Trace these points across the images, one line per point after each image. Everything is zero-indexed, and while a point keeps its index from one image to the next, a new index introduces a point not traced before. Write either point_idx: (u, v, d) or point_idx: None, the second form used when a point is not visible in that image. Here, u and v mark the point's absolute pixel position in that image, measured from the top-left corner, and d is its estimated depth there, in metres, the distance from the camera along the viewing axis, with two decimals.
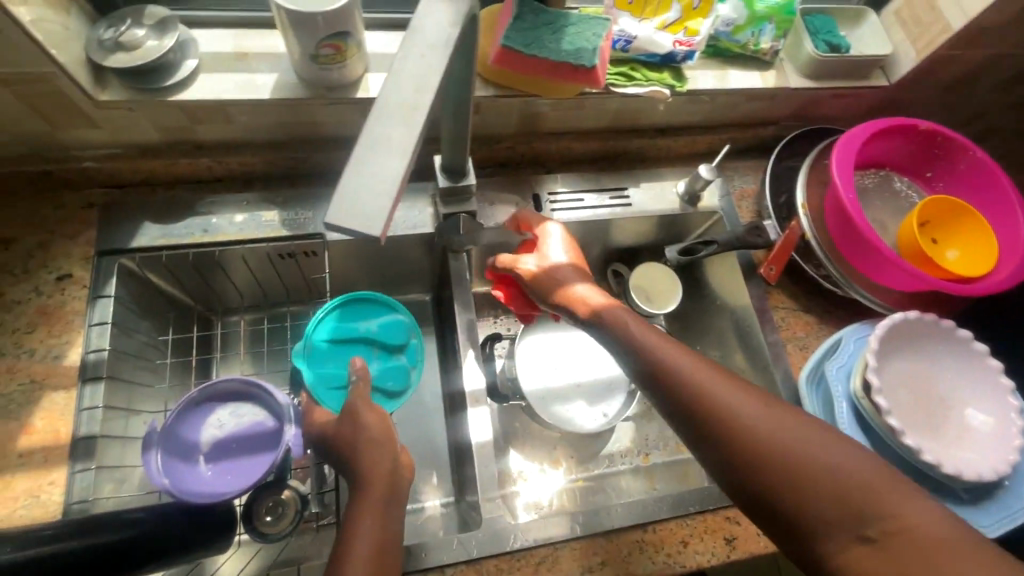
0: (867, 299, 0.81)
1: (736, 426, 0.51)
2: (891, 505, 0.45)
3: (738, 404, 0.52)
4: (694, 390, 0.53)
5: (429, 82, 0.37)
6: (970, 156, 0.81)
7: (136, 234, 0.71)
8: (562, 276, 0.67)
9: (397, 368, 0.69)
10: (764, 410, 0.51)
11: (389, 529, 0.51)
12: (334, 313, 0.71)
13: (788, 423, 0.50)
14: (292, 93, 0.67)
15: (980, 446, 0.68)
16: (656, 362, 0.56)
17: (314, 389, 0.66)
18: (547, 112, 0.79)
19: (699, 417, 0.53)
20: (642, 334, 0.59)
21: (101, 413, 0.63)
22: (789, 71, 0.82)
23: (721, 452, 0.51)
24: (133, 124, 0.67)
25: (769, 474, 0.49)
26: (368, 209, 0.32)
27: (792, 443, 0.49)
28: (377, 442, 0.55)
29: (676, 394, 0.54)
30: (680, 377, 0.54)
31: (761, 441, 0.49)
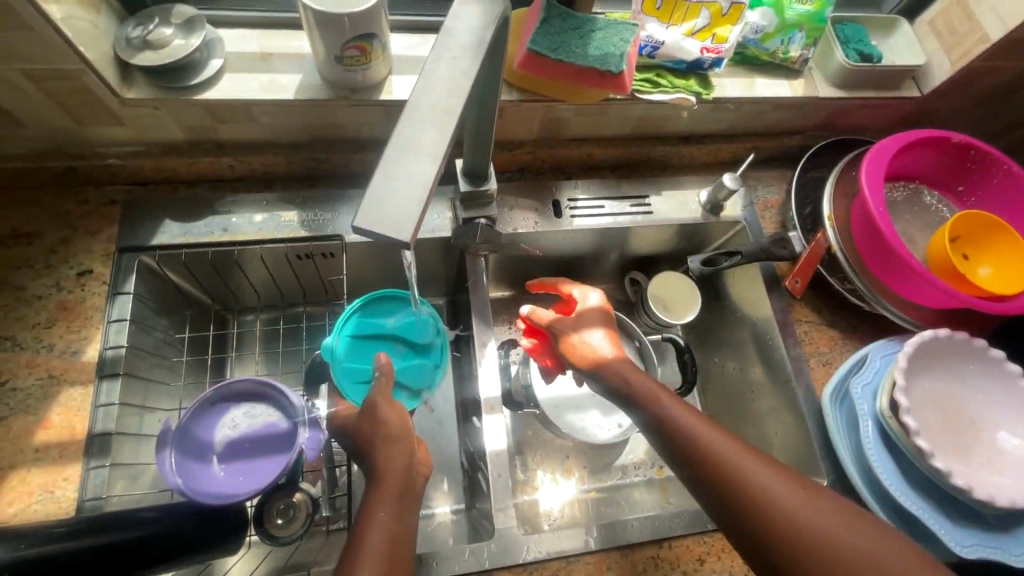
0: (895, 315, 0.79)
1: (765, 505, 0.50)
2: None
3: (767, 483, 0.51)
4: (722, 467, 0.53)
5: (461, 86, 0.36)
6: (1005, 170, 0.79)
7: (157, 232, 0.71)
8: (588, 337, 0.67)
9: (422, 367, 0.70)
10: (794, 489, 0.51)
11: (403, 522, 0.50)
12: (363, 309, 0.70)
13: (817, 504, 0.50)
14: (316, 94, 0.67)
15: (1013, 470, 0.66)
16: (679, 431, 0.56)
17: (341, 381, 0.66)
18: (570, 117, 0.78)
19: (722, 486, 0.52)
20: (669, 405, 0.58)
21: (116, 410, 0.63)
22: (818, 80, 0.81)
23: (745, 524, 0.51)
24: (157, 123, 0.68)
25: (798, 551, 0.48)
26: (398, 215, 0.31)
27: (820, 519, 0.49)
28: (392, 439, 0.55)
29: (702, 468, 0.54)
30: (707, 453, 0.54)
31: (790, 522, 0.49)
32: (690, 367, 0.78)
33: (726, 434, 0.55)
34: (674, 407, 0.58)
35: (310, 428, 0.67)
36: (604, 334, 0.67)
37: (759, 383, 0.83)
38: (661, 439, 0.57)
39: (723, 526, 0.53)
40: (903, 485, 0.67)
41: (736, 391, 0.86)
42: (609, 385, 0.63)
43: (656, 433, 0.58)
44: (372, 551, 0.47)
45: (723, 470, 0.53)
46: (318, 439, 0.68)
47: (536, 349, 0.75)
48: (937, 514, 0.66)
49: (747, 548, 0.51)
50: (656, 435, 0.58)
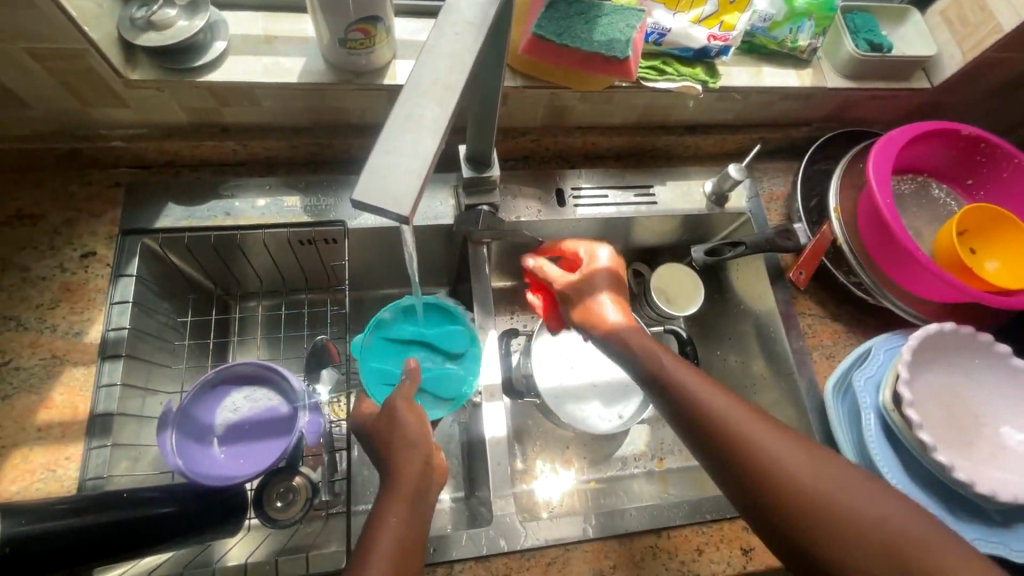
0: (900, 309, 0.78)
1: (768, 468, 0.50)
2: (932, 557, 0.44)
3: (775, 449, 0.51)
4: (731, 433, 0.52)
5: (463, 62, 0.36)
6: (1015, 163, 0.78)
7: (160, 215, 0.72)
8: (593, 298, 0.66)
9: (452, 375, 0.68)
10: (803, 456, 0.50)
11: (415, 526, 0.50)
12: (399, 313, 0.71)
13: (827, 473, 0.49)
14: (319, 78, 0.67)
15: (1016, 466, 0.65)
16: (683, 394, 0.56)
17: (368, 380, 0.66)
18: (575, 105, 0.77)
19: (727, 449, 0.52)
20: (673, 369, 0.58)
21: (119, 390, 0.63)
22: (826, 70, 0.80)
23: (748, 486, 0.51)
24: (161, 105, 0.68)
25: (799, 513, 0.48)
26: (398, 190, 0.31)
27: (823, 482, 0.49)
28: (408, 436, 0.55)
29: (707, 429, 0.53)
30: (711, 414, 0.53)
31: (792, 485, 0.49)
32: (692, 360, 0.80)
33: (739, 400, 0.55)
34: (682, 371, 0.57)
35: (311, 413, 0.68)
36: (612, 294, 0.66)
37: (762, 376, 0.82)
38: (669, 405, 0.57)
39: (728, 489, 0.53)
40: (905, 479, 0.67)
41: (739, 383, 0.86)
42: (617, 348, 0.63)
43: (663, 399, 0.58)
44: (379, 556, 0.47)
45: (732, 434, 0.52)
46: (318, 423, 0.68)
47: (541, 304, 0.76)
48: (939, 508, 0.65)
49: (753, 515, 0.51)
50: (663, 400, 0.58)
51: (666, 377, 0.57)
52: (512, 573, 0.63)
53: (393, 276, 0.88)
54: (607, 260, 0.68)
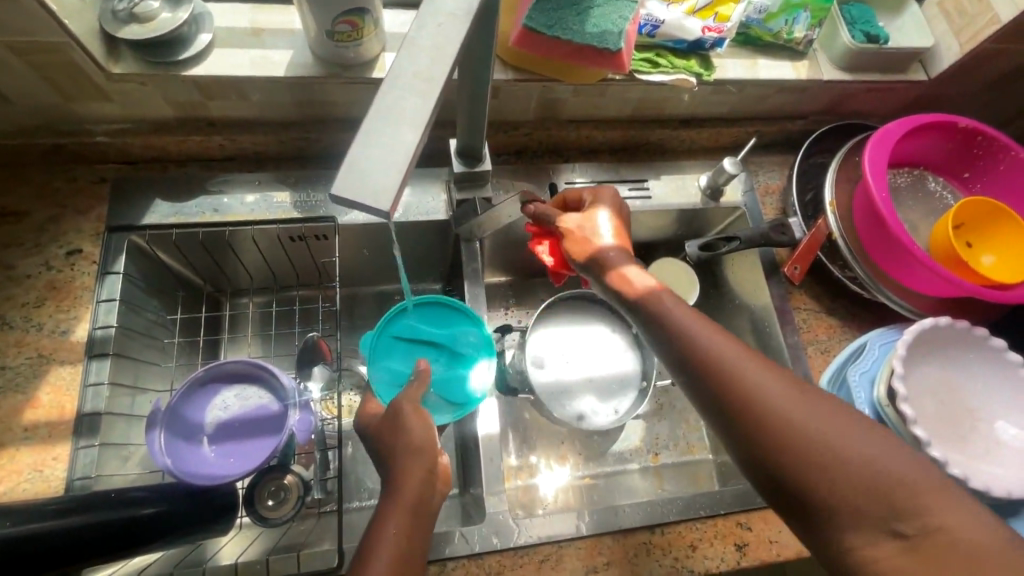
0: (896, 304, 0.77)
1: (759, 407, 0.50)
2: (924, 506, 0.43)
3: (764, 387, 0.51)
4: (721, 371, 0.52)
5: (446, 52, 0.35)
6: (1012, 156, 0.77)
7: (147, 211, 0.70)
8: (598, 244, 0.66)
9: (462, 382, 0.66)
10: (793, 393, 0.50)
11: (414, 532, 0.50)
12: (412, 311, 0.69)
13: (815, 410, 0.49)
14: (307, 72, 0.66)
15: (1010, 460, 0.65)
16: (681, 337, 0.56)
17: (375, 382, 0.65)
18: (568, 98, 0.76)
19: (720, 389, 0.52)
20: (674, 313, 0.58)
21: (106, 390, 0.63)
22: (822, 62, 0.79)
23: (741, 426, 0.51)
24: (146, 99, 0.66)
25: (789, 451, 0.48)
26: (377, 185, 0.30)
27: (813, 421, 0.48)
28: (410, 435, 0.55)
29: (701, 372, 0.54)
30: (706, 356, 0.54)
31: (783, 423, 0.49)
32: None
33: (732, 340, 0.54)
34: (678, 312, 0.58)
35: (301, 411, 0.68)
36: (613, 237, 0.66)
37: None
38: (665, 346, 0.57)
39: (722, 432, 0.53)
40: None
41: None
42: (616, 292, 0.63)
43: (659, 341, 0.58)
44: (381, 561, 0.47)
45: (722, 371, 0.52)
46: (308, 422, 0.68)
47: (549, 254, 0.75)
48: None
49: (741, 453, 0.51)
50: (659, 342, 0.58)
51: (663, 318, 0.58)
52: (506, 571, 0.63)
53: (385, 272, 0.87)
54: (611, 234, 0.67)
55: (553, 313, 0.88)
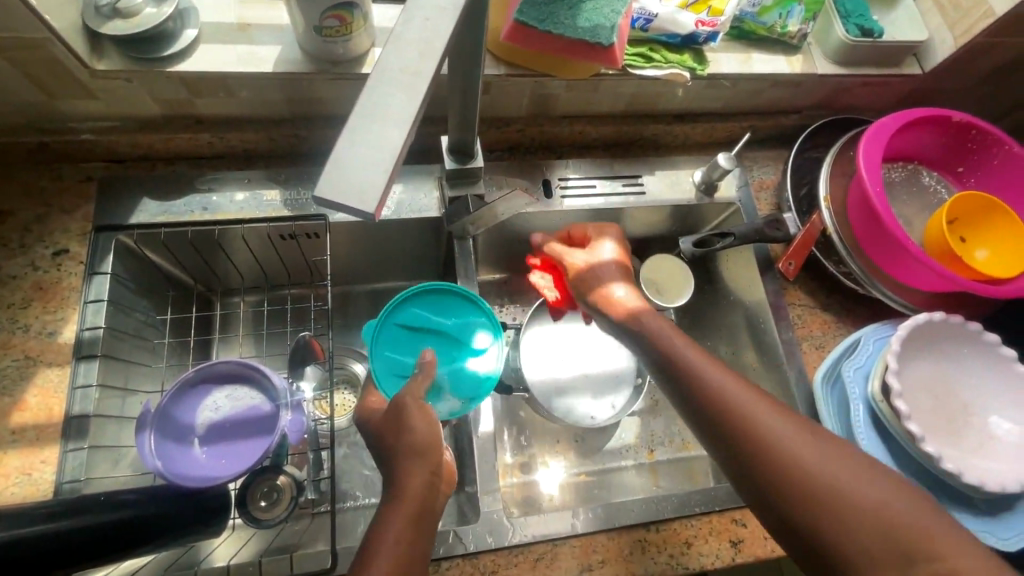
0: (890, 299, 0.77)
1: (773, 450, 0.51)
2: (937, 547, 0.44)
3: (773, 426, 0.52)
4: (734, 411, 0.53)
5: (434, 47, 0.34)
6: (1006, 150, 0.77)
7: (135, 210, 0.69)
8: (604, 281, 0.68)
9: (467, 374, 0.67)
10: (805, 437, 0.51)
11: (412, 532, 0.50)
12: (417, 299, 0.69)
13: (824, 451, 0.50)
14: (296, 68, 0.65)
15: (1005, 456, 0.65)
16: (693, 375, 0.57)
17: (377, 372, 0.64)
18: (561, 93, 0.76)
19: (732, 430, 0.53)
20: (684, 352, 0.59)
21: (95, 392, 0.62)
22: (816, 56, 0.78)
23: (754, 468, 0.51)
24: (131, 96, 0.65)
25: (803, 496, 0.48)
26: (362, 184, 0.30)
27: (826, 467, 0.49)
28: (403, 435, 0.54)
29: (714, 412, 0.54)
30: (719, 396, 0.55)
31: (796, 466, 0.49)
32: None
33: (743, 381, 0.56)
34: (686, 350, 0.59)
35: (293, 411, 0.67)
36: (620, 276, 0.69)
37: (752, 367, 0.82)
38: (672, 382, 0.59)
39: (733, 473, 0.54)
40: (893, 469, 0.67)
41: None
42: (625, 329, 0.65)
43: (667, 377, 0.59)
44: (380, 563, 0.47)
45: (731, 408, 0.54)
46: (300, 422, 0.68)
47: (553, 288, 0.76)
48: None
49: (748, 492, 0.52)
50: (666, 378, 0.59)
51: (671, 355, 0.59)
52: (500, 570, 0.63)
53: (378, 270, 0.86)
54: (613, 250, 0.71)
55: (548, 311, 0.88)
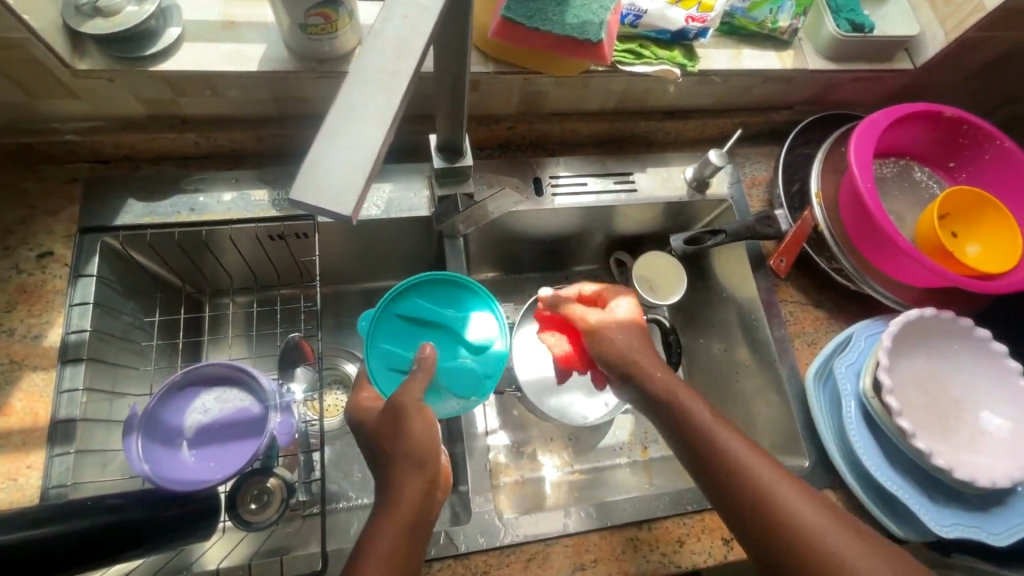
0: (881, 295, 0.77)
1: (796, 533, 0.50)
2: None
3: (797, 507, 0.51)
4: (757, 490, 0.53)
5: (415, 44, 0.33)
6: (997, 145, 0.77)
7: (121, 211, 0.69)
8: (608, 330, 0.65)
9: (466, 371, 0.64)
10: (829, 520, 0.51)
11: (402, 534, 0.49)
12: (425, 292, 0.70)
13: (848, 538, 0.50)
14: (281, 66, 0.64)
15: (996, 451, 0.65)
16: (713, 447, 0.55)
17: (373, 366, 0.64)
18: (551, 90, 0.75)
19: (755, 510, 0.52)
20: (706, 422, 0.57)
21: (81, 396, 0.61)
22: (807, 52, 0.78)
23: (775, 548, 0.51)
24: (114, 95, 0.64)
25: None
26: (340, 186, 0.29)
27: (852, 555, 0.48)
28: (393, 438, 0.54)
29: (736, 489, 0.53)
30: (740, 473, 0.54)
31: (820, 551, 0.49)
32: (673, 349, 0.82)
33: (766, 457, 0.55)
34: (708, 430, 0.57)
35: (282, 413, 0.67)
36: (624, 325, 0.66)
37: (745, 364, 0.81)
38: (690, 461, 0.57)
39: (750, 546, 0.53)
40: (884, 465, 0.67)
41: (723, 371, 0.85)
42: (653, 407, 0.61)
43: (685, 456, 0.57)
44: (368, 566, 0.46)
45: (753, 489, 0.53)
46: (290, 424, 0.67)
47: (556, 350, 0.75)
48: (917, 493, 0.66)
49: (767, 574, 0.52)
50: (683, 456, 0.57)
51: (694, 431, 0.57)
52: (492, 570, 0.62)
53: (369, 270, 0.86)
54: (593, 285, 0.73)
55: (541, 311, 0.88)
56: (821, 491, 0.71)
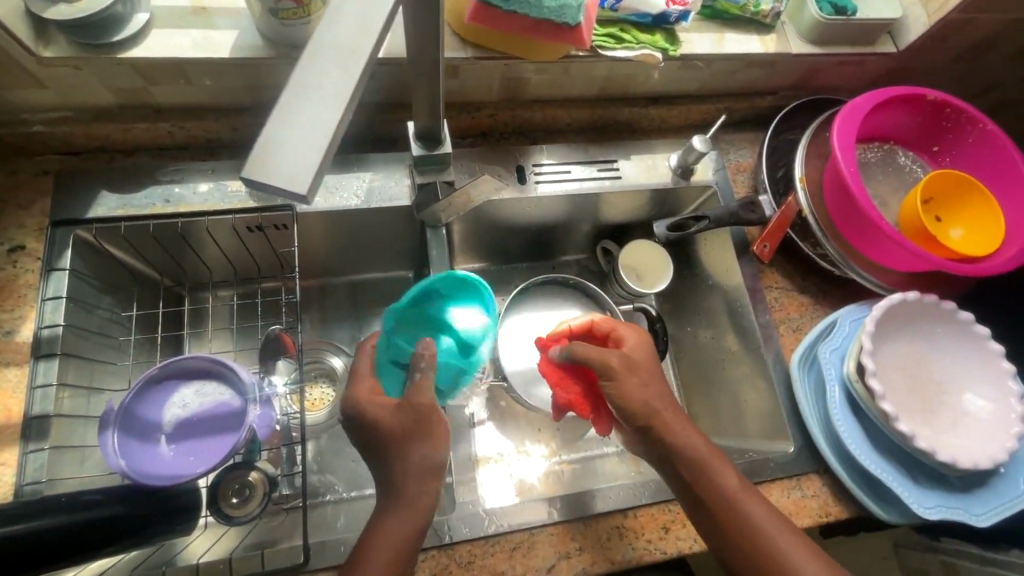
0: (865, 280, 0.77)
1: None
2: None
3: (802, 565, 0.55)
4: (765, 549, 0.56)
5: (370, 29, 0.35)
6: (980, 128, 0.77)
7: (94, 204, 0.67)
8: (622, 379, 0.61)
9: (450, 368, 0.65)
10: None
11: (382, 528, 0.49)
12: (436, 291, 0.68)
13: None
14: (254, 53, 0.63)
15: (978, 433, 0.65)
16: (722, 497, 0.58)
17: (380, 358, 0.63)
18: (532, 77, 0.74)
19: (759, 562, 0.56)
20: (721, 473, 0.59)
21: (55, 391, 0.60)
22: (790, 36, 0.77)
23: None
24: (83, 84, 0.63)
25: None
26: (293, 165, 0.32)
27: None
28: None
29: (745, 545, 0.56)
30: (749, 529, 0.57)
31: None
32: (660, 337, 0.82)
33: (775, 514, 0.58)
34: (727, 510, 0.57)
35: (263, 406, 0.65)
36: (640, 371, 0.62)
37: (732, 350, 0.81)
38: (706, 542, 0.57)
39: None
40: (868, 450, 0.67)
41: (710, 359, 0.84)
42: (663, 453, 0.61)
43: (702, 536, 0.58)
44: None
45: (764, 552, 0.56)
46: (269, 418, 0.65)
47: (563, 386, 0.68)
48: (901, 476, 0.66)
49: None
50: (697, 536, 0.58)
51: (716, 499, 0.58)
52: (477, 560, 0.62)
53: (352, 262, 0.85)
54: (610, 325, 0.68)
55: (528, 301, 0.87)
56: (807, 475, 0.71)
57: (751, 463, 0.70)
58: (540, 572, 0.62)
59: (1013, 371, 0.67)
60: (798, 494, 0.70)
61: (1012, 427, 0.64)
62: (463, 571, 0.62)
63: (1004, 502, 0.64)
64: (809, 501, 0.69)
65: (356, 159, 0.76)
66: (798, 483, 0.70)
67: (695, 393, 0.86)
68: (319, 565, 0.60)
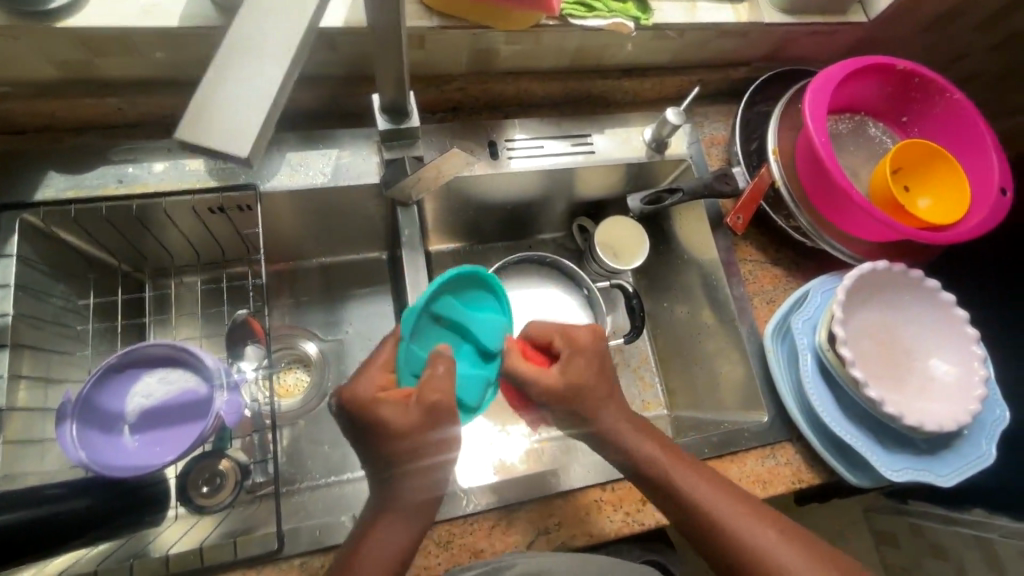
0: (836, 250, 0.78)
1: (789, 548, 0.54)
2: None
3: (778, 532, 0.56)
4: (717, 528, 0.55)
5: None
6: (948, 98, 0.77)
7: (41, 185, 0.64)
8: (559, 392, 0.60)
9: (483, 384, 0.63)
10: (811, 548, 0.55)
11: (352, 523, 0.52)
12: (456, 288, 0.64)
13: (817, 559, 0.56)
14: (204, 21, 0.59)
15: (944, 396, 0.67)
16: (660, 473, 0.58)
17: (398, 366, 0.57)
18: (501, 48, 0.72)
19: (716, 540, 0.55)
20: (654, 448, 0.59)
21: (7, 383, 0.57)
22: (762, 5, 0.76)
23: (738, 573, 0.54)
24: (22, 56, 0.59)
25: None
26: (238, 129, 0.33)
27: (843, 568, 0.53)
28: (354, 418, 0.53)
29: (700, 524, 0.56)
30: (703, 509, 0.56)
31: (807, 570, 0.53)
32: (637, 312, 0.81)
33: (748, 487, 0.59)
34: (703, 495, 0.57)
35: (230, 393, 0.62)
36: (577, 400, 0.60)
37: (707, 325, 0.81)
38: (683, 521, 0.57)
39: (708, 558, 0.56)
40: (839, 416, 0.69)
41: (685, 333, 0.85)
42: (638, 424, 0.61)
43: (681, 513, 0.57)
44: None
45: (716, 527, 0.55)
46: (237, 404, 0.63)
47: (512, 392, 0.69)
48: (870, 440, 0.67)
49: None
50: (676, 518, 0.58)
51: (658, 485, 0.58)
52: (455, 540, 0.62)
53: (321, 244, 0.82)
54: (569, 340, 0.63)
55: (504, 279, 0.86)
56: (780, 443, 0.72)
57: (725, 434, 0.71)
58: (519, 547, 0.63)
59: (976, 336, 0.68)
60: (771, 463, 0.71)
61: (975, 389, 0.66)
62: (441, 551, 0.61)
63: (965, 462, 0.67)
64: (782, 469, 0.71)
65: (322, 135, 0.73)
66: (771, 451, 0.71)
67: (671, 369, 0.86)
68: (293, 552, 0.59)
